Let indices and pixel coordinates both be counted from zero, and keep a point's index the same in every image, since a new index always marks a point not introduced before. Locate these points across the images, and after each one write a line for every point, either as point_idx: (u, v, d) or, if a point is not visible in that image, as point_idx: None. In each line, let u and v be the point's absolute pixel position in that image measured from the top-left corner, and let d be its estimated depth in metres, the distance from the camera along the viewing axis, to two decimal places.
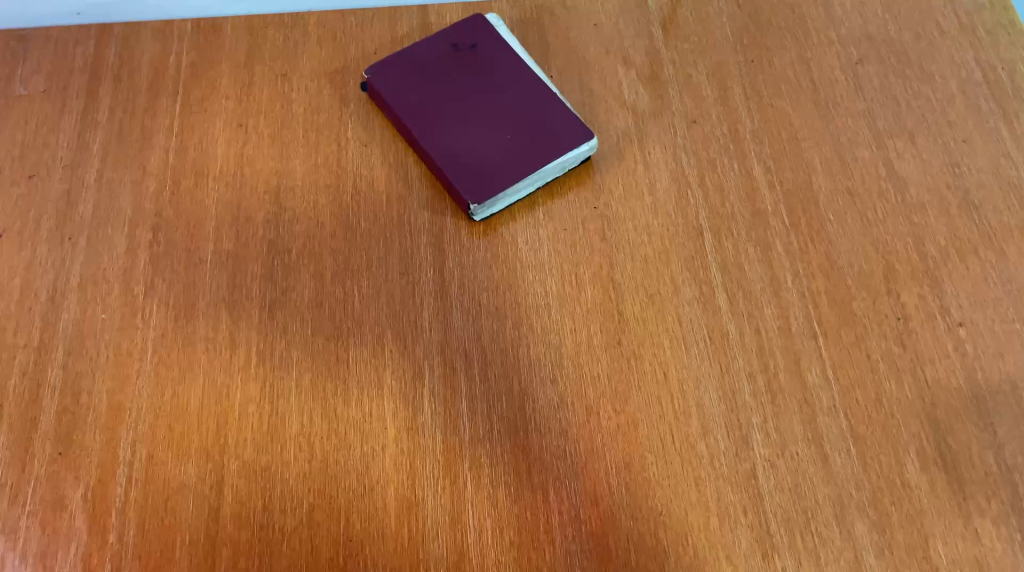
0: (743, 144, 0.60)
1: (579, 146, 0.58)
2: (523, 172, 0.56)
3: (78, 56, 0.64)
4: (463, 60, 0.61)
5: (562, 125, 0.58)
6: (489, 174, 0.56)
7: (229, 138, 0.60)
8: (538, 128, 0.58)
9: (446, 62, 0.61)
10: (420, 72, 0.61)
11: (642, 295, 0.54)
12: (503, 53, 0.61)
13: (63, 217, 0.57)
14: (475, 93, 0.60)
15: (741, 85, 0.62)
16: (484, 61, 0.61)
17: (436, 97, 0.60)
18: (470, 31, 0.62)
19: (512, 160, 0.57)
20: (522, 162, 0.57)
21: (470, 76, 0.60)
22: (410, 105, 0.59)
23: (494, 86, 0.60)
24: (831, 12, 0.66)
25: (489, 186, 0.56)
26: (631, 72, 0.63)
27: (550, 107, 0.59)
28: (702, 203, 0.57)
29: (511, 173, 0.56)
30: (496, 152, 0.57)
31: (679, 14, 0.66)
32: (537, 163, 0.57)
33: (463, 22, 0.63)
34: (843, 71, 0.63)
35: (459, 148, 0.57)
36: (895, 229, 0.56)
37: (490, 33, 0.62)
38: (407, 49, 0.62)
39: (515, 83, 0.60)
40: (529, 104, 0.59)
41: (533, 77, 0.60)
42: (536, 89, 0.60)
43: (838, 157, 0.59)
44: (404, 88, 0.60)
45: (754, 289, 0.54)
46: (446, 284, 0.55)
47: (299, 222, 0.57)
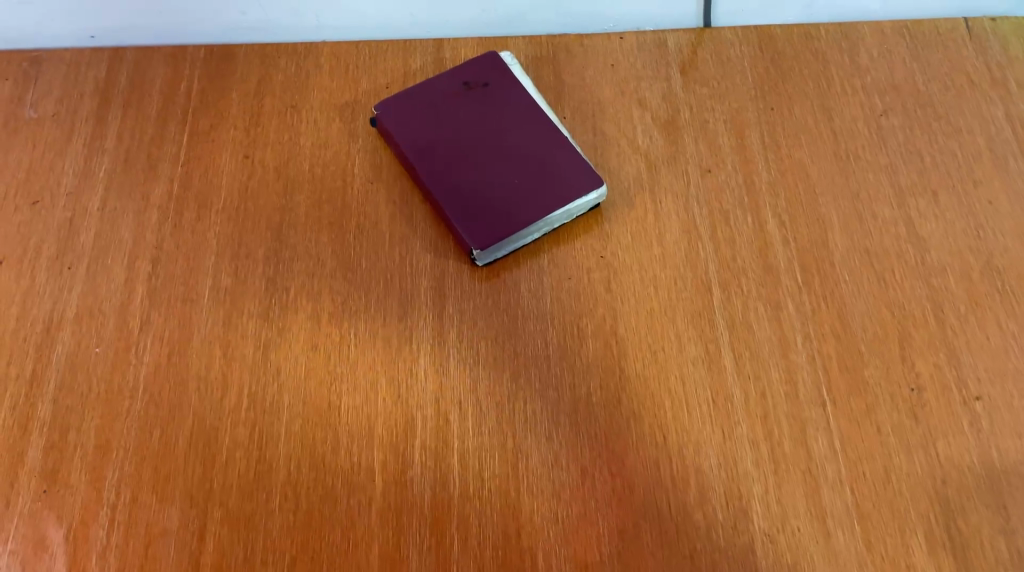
0: (758, 195, 0.58)
1: (587, 194, 0.56)
2: (530, 218, 0.55)
3: (89, 80, 0.63)
4: (474, 99, 0.60)
5: (571, 170, 0.57)
6: (494, 218, 0.55)
7: (235, 170, 0.59)
8: (546, 173, 0.57)
9: (457, 100, 0.60)
10: (431, 110, 0.60)
11: (646, 351, 0.52)
12: (515, 94, 0.60)
13: (63, 245, 0.56)
14: (485, 134, 0.59)
15: (759, 133, 0.61)
16: (495, 101, 0.60)
17: (446, 137, 0.59)
18: (483, 69, 0.61)
19: (519, 205, 0.56)
20: (529, 208, 0.56)
21: (481, 117, 0.59)
22: (419, 144, 0.58)
23: (504, 127, 0.59)
24: (857, 59, 0.64)
25: (494, 232, 0.55)
26: (646, 115, 0.62)
27: (560, 153, 0.58)
28: (713, 256, 0.56)
29: (517, 219, 0.55)
30: (503, 196, 0.56)
31: (698, 56, 0.65)
32: (543, 210, 0.55)
33: (476, 60, 0.62)
34: (866, 122, 0.61)
35: (466, 191, 0.56)
36: (912, 293, 0.54)
37: (503, 72, 0.61)
38: (418, 86, 0.61)
39: (525, 126, 0.59)
40: (539, 148, 0.58)
41: (545, 120, 0.59)
42: (547, 133, 0.59)
43: (857, 213, 0.57)
44: (414, 127, 0.59)
45: (762, 350, 0.52)
46: (444, 331, 0.53)
47: (299, 260, 0.56)
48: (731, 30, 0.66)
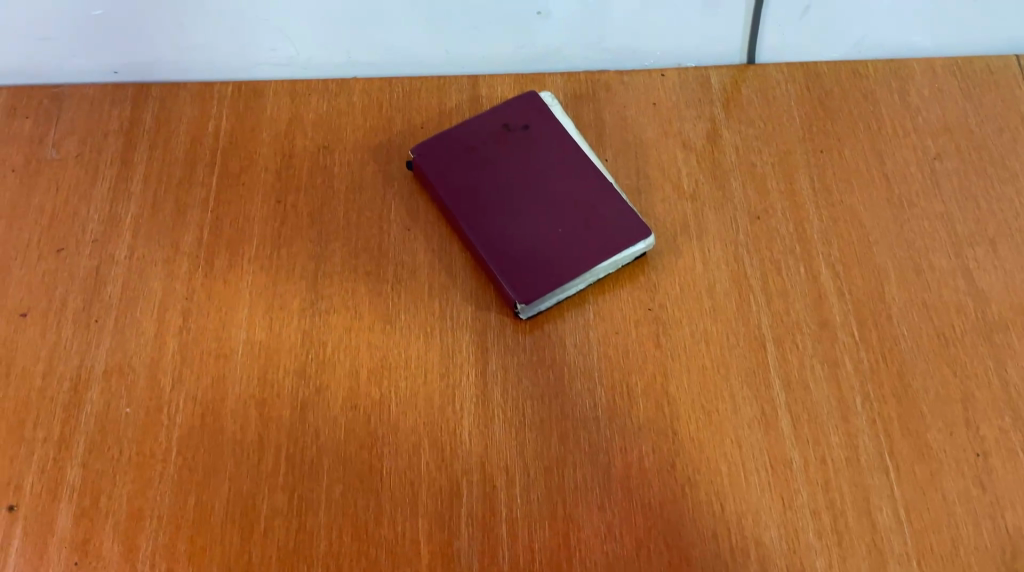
0: (810, 244, 0.56)
1: (634, 244, 0.54)
2: (576, 270, 0.53)
3: (113, 118, 0.61)
4: (515, 142, 0.58)
5: (617, 220, 0.55)
6: (538, 271, 0.53)
7: (266, 216, 0.57)
8: (591, 223, 0.55)
9: (497, 144, 0.58)
10: (470, 154, 0.58)
11: (699, 412, 0.50)
12: (556, 137, 0.58)
13: (90, 297, 0.54)
14: (527, 180, 0.57)
15: (809, 178, 0.58)
16: (536, 144, 0.58)
17: (486, 183, 0.56)
18: (523, 109, 0.59)
19: (564, 257, 0.54)
20: (575, 260, 0.53)
21: (521, 161, 0.57)
22: (459, 190, 0.56)
23: (547, 173, 0.57)
24: (907, 99, 0.62)
25: (539, 285, 0.53)
26: (691, 157, 0.60)
27: (605, 200, 0.56)
28: (765, 309, 0.54)
29: (562, 272, 0.53)
30: (547, 247, 0.54)
31: (743, 94, 0.62)
32: (589, 262, 0.53)
33: (515, 100, 0.60)
34: (920, 166, 0.59)
35: (508, 241, 0.54)
36: (974, 350, 0.52)
37: (544, 113, 0.59)
38: (456, 127, 0.59)
39: (567, 172, 0.57)
40: (584, 195, 0.56)
41: (589, 165, 0.57)
42: (592, 179, 0.57)
43: (913, 264, 0.55)
44: (452, 171, 0.57)
45: (820, 412, 0.50)
46: (488, 389, 0.51)
47: (335, 312, 0.54)
48: (777, 66, 0.63)
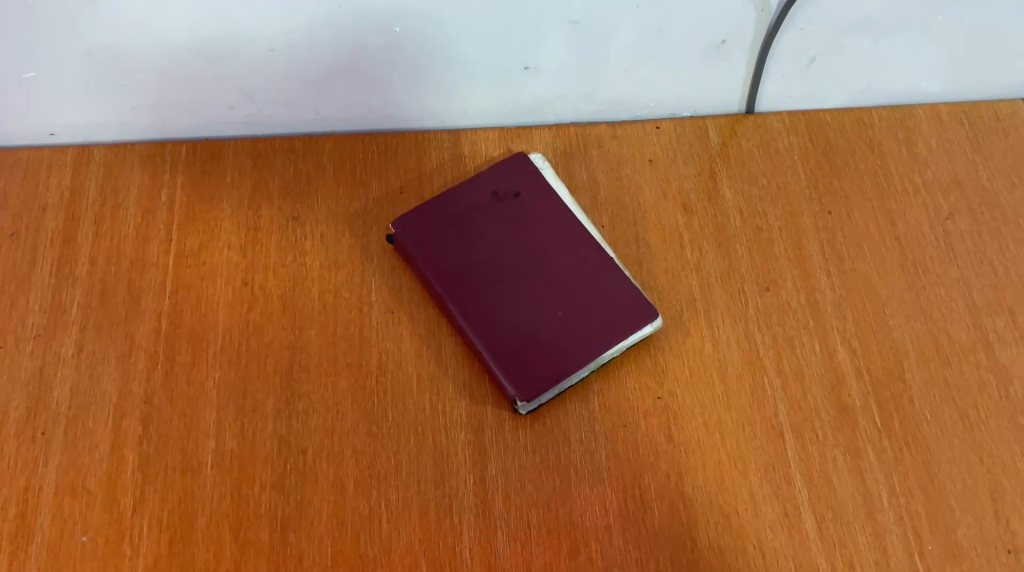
0: (823, 318, 0.52)
1: (640, 328, 0.50)
2: (579, 360, 0.49)
3: (52, 189, 0.55)
4: (505, 213, 0.53)
5: (621, 301, 0.50)
6: (539, 363, 0.49)
7: (232, 301, 0.52)
8: (593, 305, 0.50)
9: (486, 215, 0.53)
10: (457, 228, 0.53)
11: (717, 515, 0.46)
12: (550, 206, 0.53)
13: (35, 404, 0.48)
14: (521, 257, 0.52)
15: (818, 242, 0.55)
16: (529, 215, 0.53)
17: (477, 262, 0.52)
18: (512, 175, 0.54)
19: (567, 347, 0.49)
20: (578, 350, 0.49)
21: (512, 235, 0.52)
22: (447, 270, 0.51)
23: (542, 248, 0.52)
24: (915, 151, 0.59)
25: (541, 381, 0.48)
26: (693, 221, 0.55)
27: (607, 279, 0.51)
28: (781, 394, 0.50)
29: (565, 364, 0.49)
30: (547, 336, 0.49)
31: (744, 147, 0.58)
32: (593, 351, 0.49)
33: (503, 163, 0.55)
34: (932, 227, 0.56)
35: (504, 330, 0.49)
36: (1000, 434, 0.49)
37: (536, 178, 0.54)
38: (440, 197, 0.54)
39: (564, 245, 0.52)
40: (583, 273, 0.51)
41: (587, 236, 0.53)
42: (590, 253, 0.52)
43: (931, 338, 0.52)
44: (439, 248, 0.52)
45: (845, 510, 0.47)
46: (488, 497, 0.47)
47: (315, 413, 0.48)
48: (777, 116, 0.60)
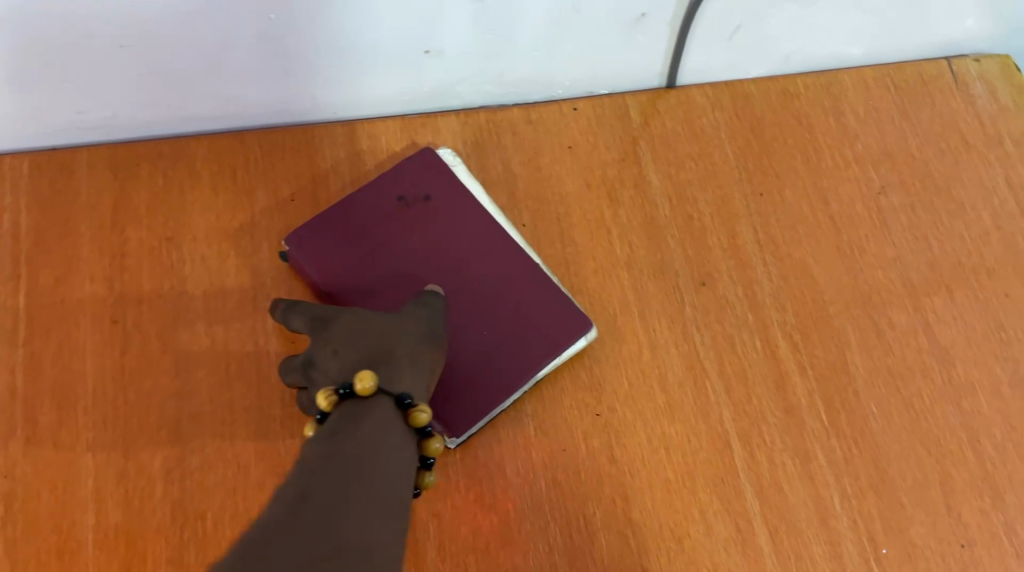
0: (763, 311, 0.49)
1: (574, 342, 0.45)
2: (511, 383, 0.44)
3: None
4: (417, 222, 0.47)
5: (552, 312, 0.46)
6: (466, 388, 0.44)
7: (100, 345, 0.44)
8: (521, 319, 0.45)
9: (395, 225, 0.47)
10: (362, 241, 0.46)
11: (668, 539, 0.43)
12: (466, 208, 0.48)
13: None
14: (438, 271, 0.46)
15: (752, 228, 0.51)
16: (443, 222, 0.48)
17: (388, 279, 0.46)
18: (421, 174, 0.49)
19: (495, 368, 0.44)
20: (508, 371, 0.44)
21: (425, 244, 0.47)
22: (354, 288, 0.45)
23: (461, 259, 0.47)
24: (843, 121, 0.56)
25: (469, 409, 0.43)
26: (620, 212, 0.51)
27: (535, 289, 0.46)
28: (724, 399, 0.47)
29: (495, 387, 0.44)
30: (474, 358, 0.44)
31: (669, 127, 0.54)
32: (525, 372, 0.44)
33: (409, 161, 0.49)
34: (865, 204, 0.53)
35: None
36: (945, 421, 0.47)
37: (447, 176, 0.49)
38: (340, 205, 0.47)
39: (484, 253, 0.47)
40: (509, 284, 0.46)
41: (510, 241, 0.47)
42: (514, 261, 0.47)
43: (873, 324, 0.50)
44: (343, 264, 0.46)
45: (799, 519, 0.44)
46: (421, 547, 0.42)
47: (212, 470, 0.42)
48: (700, 89, 0.55)
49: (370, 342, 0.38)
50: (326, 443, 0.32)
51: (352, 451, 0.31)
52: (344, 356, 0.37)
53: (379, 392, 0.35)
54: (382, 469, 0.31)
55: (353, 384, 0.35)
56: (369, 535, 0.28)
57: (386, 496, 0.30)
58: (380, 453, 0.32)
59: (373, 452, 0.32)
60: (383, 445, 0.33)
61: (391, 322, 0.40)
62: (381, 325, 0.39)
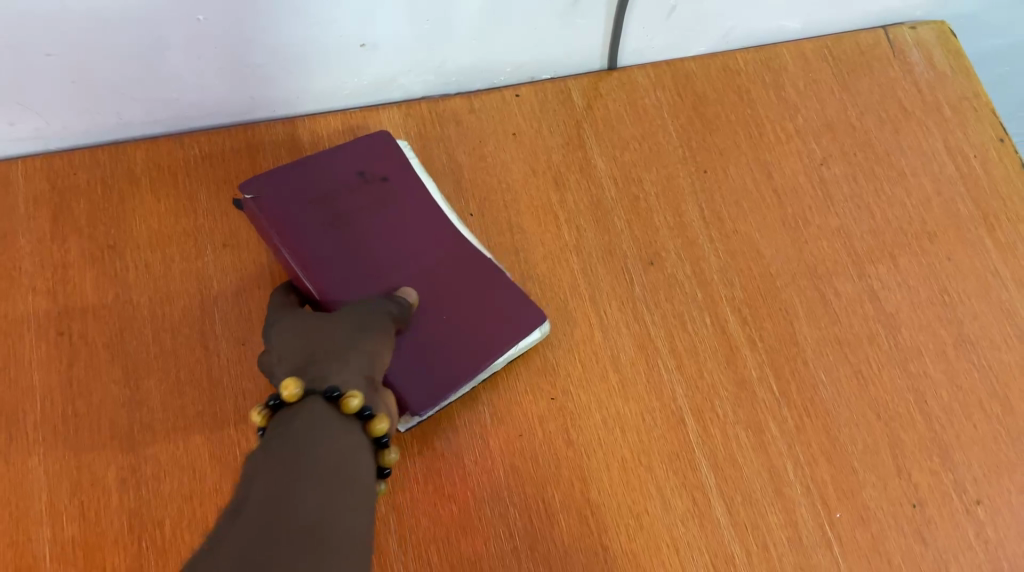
0: (711, 287, 0.50)
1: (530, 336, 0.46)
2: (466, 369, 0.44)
3: None
4: (375, 199, 0.47)
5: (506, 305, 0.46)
6: (420, 367, 0.43)
7: (46, 358, 0.44)
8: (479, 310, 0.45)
9: (357, 198, 0.46)
10: (326, 208, 0.45)
11: (627, 517, 0.44)
12: (421, 194, 0.48)
13: None
14: (395, 250, 0.46)
15: (698, 206, 0.52)
16: (401, 202, 0.47)
17: (343, 250, 0.45)
18: (384, 157, 0.48)
19: (450, 351, 0.44)
20: (464, 356, 0.44)
21: (385, 223, 0.46)
22: (309, 255, 0.44)
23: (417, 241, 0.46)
24: (784, 95, 0.56)
25: (422, 387, 0.43)
26: (567, 196, 0.51)
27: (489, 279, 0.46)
28: (677, 377, 0.47)
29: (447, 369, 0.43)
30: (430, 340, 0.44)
31: (611, 108, 0.54)
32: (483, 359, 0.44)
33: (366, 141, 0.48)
34: (808, 176, 0.54)
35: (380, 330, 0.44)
36: (893, 385, 0.48)
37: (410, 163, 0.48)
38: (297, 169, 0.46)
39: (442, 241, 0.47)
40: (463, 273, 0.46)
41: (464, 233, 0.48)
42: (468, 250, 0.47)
43: (819, 294, 0.51)
44: (298, 229, 0.45)
45: (754, 490, 0.45)
46: (382, 539, 0.42)
47: (168, 476, 0.42)
48: (641, 70, 0.56)
49: (302, 345, 0.35)
50: (262, 453, 0.28)
51: (287, 455, 0.27)
52: (275, 364, 0.35)
53: (308, 394, 0.31)
54: (327, 463, 0.27)
55: (279, 394, 0.31)
56: (328, 517, 0.25)
57: (337, 488, 0.27)
58: (321, 443, 0.28)
59: (315, 444, 0.28)
60: (326, 439, 0.29)
61: (328, 322, 0.37)
62: (315, 329, 0.37)
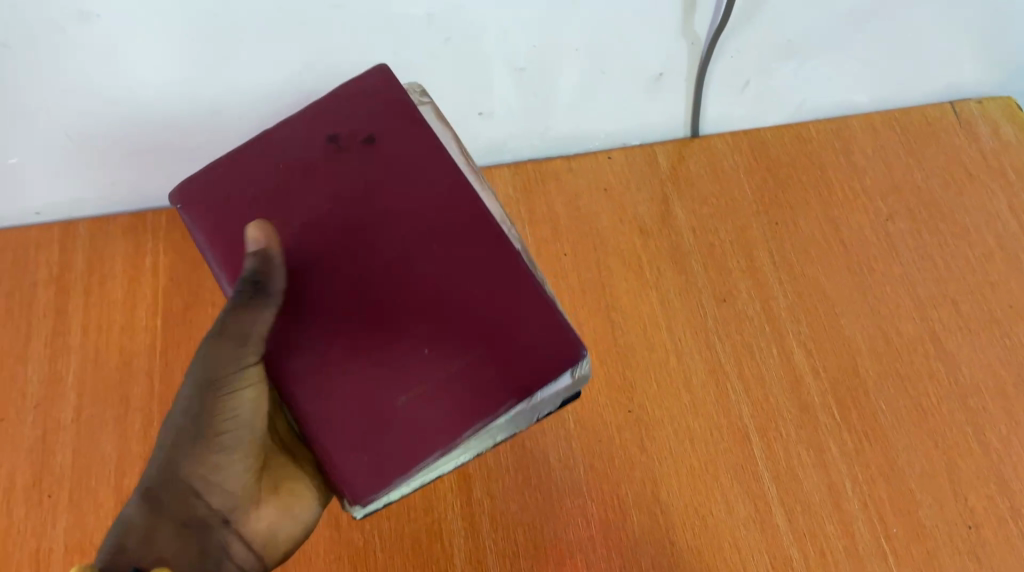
0: (779, 323, 0.56)
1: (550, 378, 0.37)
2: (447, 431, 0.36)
3: (41, 264, 0.57)
4: (352, 165, 0.40)
5: (523, 310, 0.38)
6: (393, 430, 0.36)
7: None
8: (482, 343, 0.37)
9: (319, 166, 0.40)
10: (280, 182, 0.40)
11: (693, 517, 0.49)
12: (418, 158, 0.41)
13: (39, 471, 0.51)
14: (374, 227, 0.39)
15: (768, 253, 0.58)
16: (388, 169, 0.40)
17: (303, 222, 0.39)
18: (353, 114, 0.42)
19: (438, 397, 0.36)
20: (459, 400, 0.36)
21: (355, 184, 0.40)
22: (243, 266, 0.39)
23: (407, 213, 0.39)
24: (852, 159, 0.62)
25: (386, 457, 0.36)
26: (649, 242, 0.59)
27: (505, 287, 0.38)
28: (744, 398, 0.53)
29: (434, 425, 0.36)
30: (417, 383, 0.37)
31: (692, 169, 0.62)
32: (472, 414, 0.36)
33: (347, 93, 0.42)
34: (873, 229, 0.59)
35: (354, 360, 0.37)
36: (952, 417, 0.52)
37: (392, 116, 0.42)
38: (254, 150, 0.41)
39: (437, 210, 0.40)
40: (472, 273, 0.38)
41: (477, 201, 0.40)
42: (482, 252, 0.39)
43: (882, 333, 0.55)
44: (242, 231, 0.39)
45: (813, 502, 0.50)
46: (476, 519, 0.49)
47: None
48: (720, 137, 0.63)
49: (157, 471, 0.39)
50: None
51: None
52: (143, 478, 0.39)
53: None
54: None
55: None
56: None
57: None
58: None
59: None
60: None
61: (195, 421, 0.39)
62: (179, 435, 0.39)
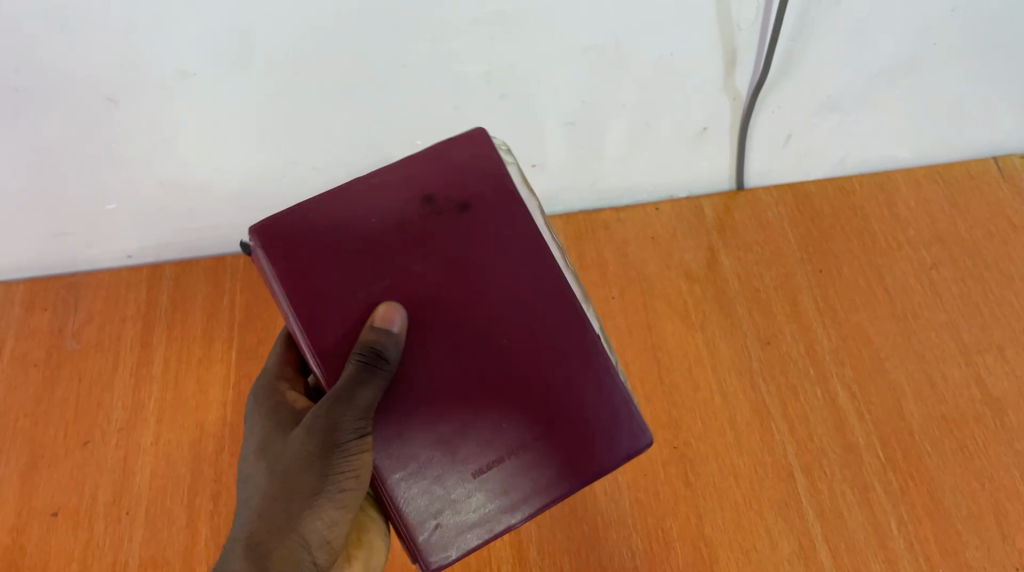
0: (823, 365, 0.57)
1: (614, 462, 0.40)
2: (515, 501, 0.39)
3: (131, 302, 0.63)
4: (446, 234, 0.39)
5: (593, 395, 0.40)
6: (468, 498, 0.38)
7: None
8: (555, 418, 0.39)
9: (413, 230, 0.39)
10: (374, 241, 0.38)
11: (736, 551, 0.50)
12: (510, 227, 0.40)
13: (119, 489, 0.55)
14: (457, 303, 0.38)
15: (813, 298, 0.60)
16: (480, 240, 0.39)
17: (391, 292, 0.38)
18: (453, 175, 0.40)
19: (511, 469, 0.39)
20: (526, 469, 0.39)
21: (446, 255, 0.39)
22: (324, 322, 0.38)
23: (492, 290, 0.39)
24: (895, 212, 0.64)
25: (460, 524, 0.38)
26: (695, 287, 0.61)
27: (573, 364, 0.40)
28: (789, 438, 0.54)
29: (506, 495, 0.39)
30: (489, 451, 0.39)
31: (737, 219, 0.65)
32: (539, 488, 0.39)
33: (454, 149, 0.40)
34: (917, 277, 0.61)
35: (442, 425, 0.38)
36: (999, 459, 0.52)
37: (491, 184, 0.40)
38: (349, 194, 0.39)
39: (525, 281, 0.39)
40: (555, 346, 0.39)
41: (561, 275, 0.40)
42: (566, 321, 0.40)
43: (927, 377, 0.56)
44: (326, 286, 0.38)
45: (858, 541, 0.50)
46: (524, 548, 0.51)
47: None
48: (765, 190, 0.66)
49: (261, 523, 0.40)
50: None
51: None
52: (246, 528, 0.40)
53: None
54: None
55: None
56: None
57: None
58: None
59: None
60: None
61: (296, 475, 0.40)
62: (278, 488, 0.40)
